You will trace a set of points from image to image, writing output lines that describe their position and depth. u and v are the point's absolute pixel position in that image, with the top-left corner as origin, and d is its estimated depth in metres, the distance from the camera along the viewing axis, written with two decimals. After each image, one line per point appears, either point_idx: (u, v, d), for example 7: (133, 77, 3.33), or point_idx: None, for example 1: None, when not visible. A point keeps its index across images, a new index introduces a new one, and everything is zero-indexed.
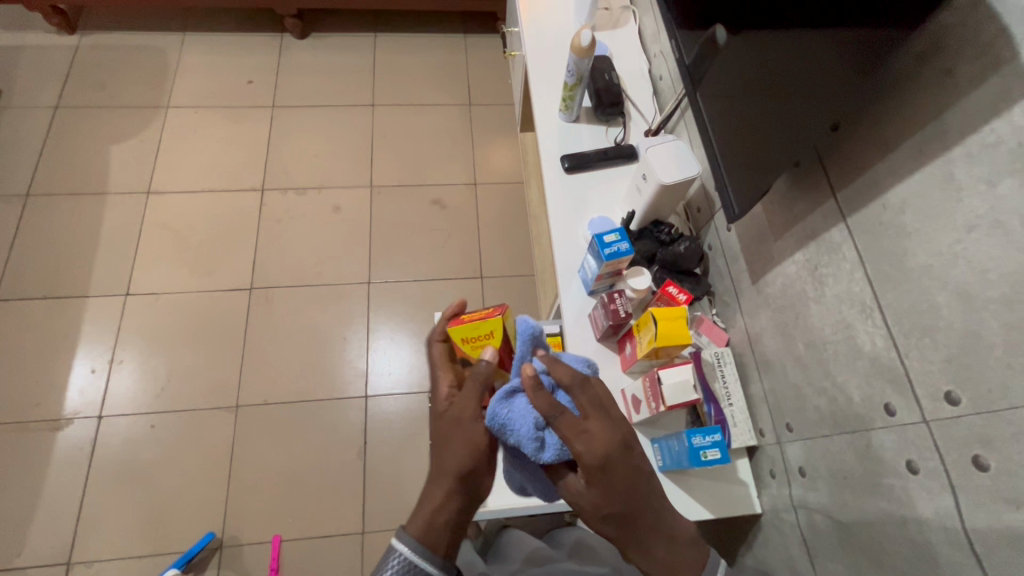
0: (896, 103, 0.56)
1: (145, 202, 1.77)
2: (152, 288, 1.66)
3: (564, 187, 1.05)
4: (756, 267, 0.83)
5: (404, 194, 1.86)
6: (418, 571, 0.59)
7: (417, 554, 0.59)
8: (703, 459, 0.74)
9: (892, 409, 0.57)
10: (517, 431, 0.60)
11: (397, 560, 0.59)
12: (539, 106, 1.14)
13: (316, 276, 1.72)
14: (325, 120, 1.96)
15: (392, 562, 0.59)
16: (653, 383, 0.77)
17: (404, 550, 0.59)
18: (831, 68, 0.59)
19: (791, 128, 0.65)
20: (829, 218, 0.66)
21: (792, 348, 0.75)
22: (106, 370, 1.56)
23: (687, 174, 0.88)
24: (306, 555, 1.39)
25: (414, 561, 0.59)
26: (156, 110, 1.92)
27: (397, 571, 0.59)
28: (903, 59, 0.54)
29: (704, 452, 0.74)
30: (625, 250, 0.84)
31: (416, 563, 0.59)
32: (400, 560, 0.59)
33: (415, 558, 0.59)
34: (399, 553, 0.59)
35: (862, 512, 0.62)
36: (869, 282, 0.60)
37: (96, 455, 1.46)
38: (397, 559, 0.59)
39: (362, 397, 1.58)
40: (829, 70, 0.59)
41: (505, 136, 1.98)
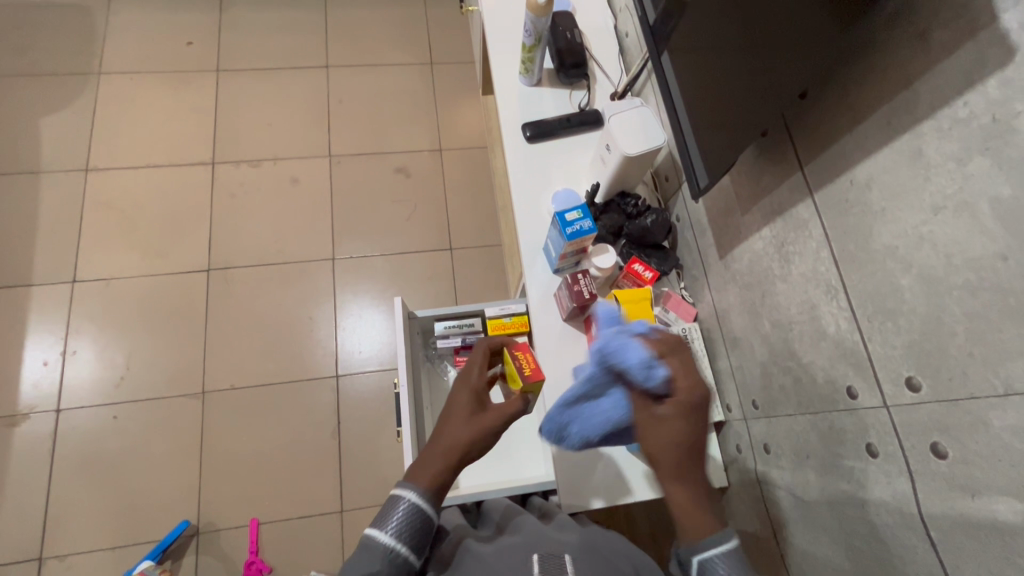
0: (866, 71, 0.51)
1: (85, 180, 1.65)
2: (101, 273, 1.57)
3: (526, 158, 0.99)
4: (724, 241, 0.80)
5: (366, 163, 1.76)
6: (421, 517, 0.59)
7: (418, 504, 0.59)
8: None
9: (854, 392, 0.56)
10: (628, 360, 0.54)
11: (405, 506, 0.58)
12: (497, 68, 1.06)
13: (277, 254, 1.64)
14: (276, 84, 1.83)
15: (400, 506, 0.58)
16: None
17: (410, 497, 0.59)
18: (801, 28, 0.54)
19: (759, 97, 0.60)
20: (796, 192, 0.62)
21: (758, 326, 0.73)
22: (60, 362, 1.49)
23: (653, 143, 0.82)
24: (285, 536, 1.40)
25: (418, 507, 0.59)
26: (88, 78, 1.76)
27: (402, 516, 0.58)
28: (874, 20, 0.50)
29: None
30: (587, 228, 0.80)
31: (422, 509, 0.59)
32: (406, 506, 0.58)
33: (417, 506, 0.58)
34: (406, 499, 0.59)
35: (823, 491, 0.62)
36: (834, 262, 0.58)
37: (59, 448, 1.42)
38: (404, 505, 0.58)
39: (333, 376, 1.55)
40: (799, 31, 0.54)
41: (470, 96, 1.88)
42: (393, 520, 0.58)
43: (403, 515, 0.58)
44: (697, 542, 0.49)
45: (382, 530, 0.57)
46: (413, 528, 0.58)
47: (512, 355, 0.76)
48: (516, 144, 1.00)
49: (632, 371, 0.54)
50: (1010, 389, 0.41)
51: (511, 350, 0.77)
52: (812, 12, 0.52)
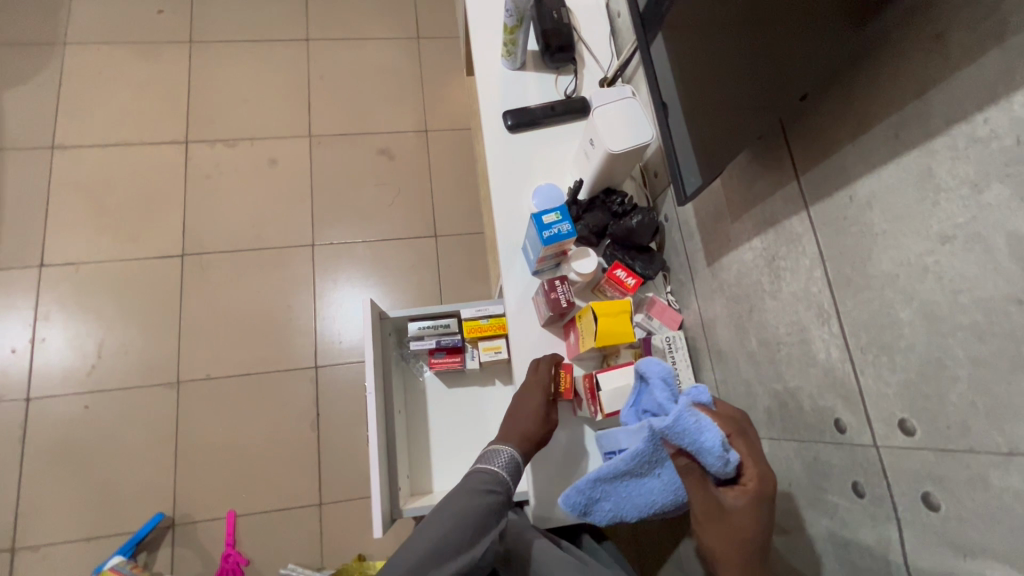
0: (876, 73, 0.45)
1: (51, 158, 1.57)
2: (70, 257, 1.51)
3: (506, 149, 0.92)
4: (713, 248, 0.74)
5: (348, 144, 1.68)
6: (514, 472, 0.66)
7: (513, 465, 0.67)
8: None
9: (842, 426, 0.52)
10: (705, 445, 0.49)
11: (505, 454, 0.67)
12: (478, 50, 0.98)
13: (254, 239, 1.58)
14: (253, 57, 1.73)
15: (501, 454, 0.67)
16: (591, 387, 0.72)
17: (509, 451, 0.67)
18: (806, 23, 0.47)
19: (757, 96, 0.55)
20: (790, 204, 0.57)
21: (745, 342, 0.68)
22: (28, 349, 1.44)
23: (640, 139, 0.76)
24: (263, 528, 1.38)
25: (512, 462, 0.67)
26: (52, 48, 1.66)
27: (505, 465, 0.66)
28: (887, 17, 0.43)
29: None
30: (566, 232, 0.74)
31: (518, 462, 0.67)
32: (504, 457, 0.67)
33: (513, 463, 0.67)
34: (504, 454, 0.67)
35: (805, 524, 0.59)
36: (828, 284, 0.53)
37: (29, 438, 1.38)
38: (503, 458, 0.67)
39: (312, 367, 1.51)
40: (802, 26, 0.48)
41: (458, 74, 1.79)
42: (496, 460, 0.66)
43: (507, 460, 0.66)
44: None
45: (489, 463, 0.66)
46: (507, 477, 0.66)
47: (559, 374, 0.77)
48: (496, 134, 0.93)
49: (708, 457, 0.49)
50: (1014, 449, 0.36)
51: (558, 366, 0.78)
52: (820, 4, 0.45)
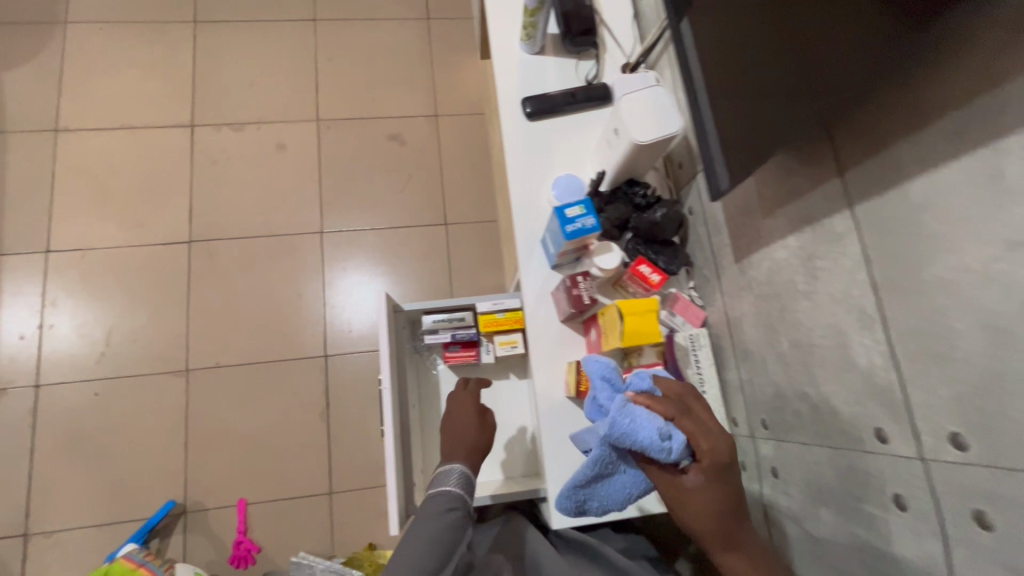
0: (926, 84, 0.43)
1: (55, 142, 1.54)
2: (76, 243, 1.49)
3: (524, 137, 0.89)
4: (741, 244, 0.71)
5: (356, 129, 1.65)
6: (465, 489, 0.72)
7: (459, 486, 0.72)
8: None
9: (883, 435, 0.50)
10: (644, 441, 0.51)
11: (458, 473, 0.73)
12: (496, 32, 0.94)
13: (262, 226, 1.56)
14: (259, 38, 1.68)
15: (454, 476, 0.72)
16: None
17: (458, 469, 0.73)
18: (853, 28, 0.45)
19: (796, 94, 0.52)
20: (831, 202, 0.54)
21: (774, 343, 0.66)
22: (37, 336, 1.43)
23: (669, 130, 0.73)
24: (274, 517, 1.38)
25: (465, 479, 0.73)
26: (54, 27, 1.62)
27: (458, 481, 0.72)
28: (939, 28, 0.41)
29: None
30: (590, 227, 0.72)
31: (470, 475, 0.74)
32: (457, 475, 0.73)
33: (462, 482, 0.72)
34: (455, 472, 0.73)
35: (837, 533, 0.57)
36: (873, 288, 0.50)
37: (40, 425, 1.38)
38: (455, 476, 0.72)
39: (322, 356, 1.49)
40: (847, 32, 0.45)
41: (469, 57, 1.74)
42: (449, 481, 0.72)
43: (459, 477, 0.72)
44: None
45: (445, 484, 0.72)
46: (461, 493, 0.71)
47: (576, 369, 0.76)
48: (515, 122, 0.90)
49: (651, 449, 0.51)
50: None
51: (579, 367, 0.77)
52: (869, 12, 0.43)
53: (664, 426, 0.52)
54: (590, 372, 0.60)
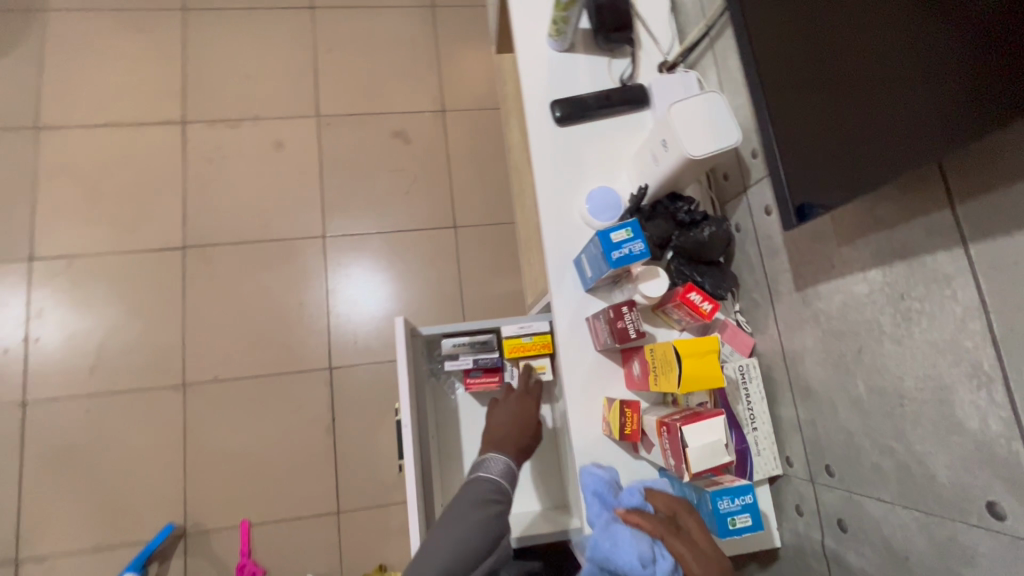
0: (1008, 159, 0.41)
1: (36, 140, 1.44)
2: (62, 249, 1.40)
3: (554, 145, 0.81)
4: (804, 271, 0.64)
5: (359, 126, 1.55)
6: (508, 480, 0.68)
7: (505, 474, 0.68)
8: (731, 527, 0.58)
9: (998, 509, 0.44)
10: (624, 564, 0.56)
11: (502, 462, 0.70)
12: (521, 27, 0.85)
13: (260, 230, 1.47)
14: (253, 27, 1.57)
15: (498, 462, 0.69)
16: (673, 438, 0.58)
17: (505, 456, 0.70)
18: (931, 101, 0.44)
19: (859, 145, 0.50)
20: (935, 236, 0.47)
21: (846, 385, 0.59)
22: (22, 348, 1.34)
23: (725, 142, 0.65)
24: (279, 538, 1.32)
25: (509, 469, 0.69)
26: (31, 15, 1.50)
27: (502, 469, 0.69)
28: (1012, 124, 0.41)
29: (732, 520, 0.58)
30: (637, 252, 0.64)
31: (512, 468, 0.70)
32: (501, 464, 0.69)
33: (509, 468, 0.69)
34: (499, 460, 0.70)
35: None
36: (991, 340, 0.43)
37: (28, 444, 1.30)
38: (498, 463, 0.69)
39: (326, 368, 1.42)
40: (919, 103, 0.45)
41: (477, 48, 1.64)
42: (494, 468, 0.69)
43: (502, 466, 0.69)
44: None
45: (487, 470, 0.68)
46: (504, 483, 0.68)
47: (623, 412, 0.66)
48: (544, 128, 0.82)
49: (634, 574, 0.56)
50: None
51: (622, 405, 0.67)
52: (952, 89, 0.42)
53: (644, 551, 0.56)
54: (584, 486, 0.65)
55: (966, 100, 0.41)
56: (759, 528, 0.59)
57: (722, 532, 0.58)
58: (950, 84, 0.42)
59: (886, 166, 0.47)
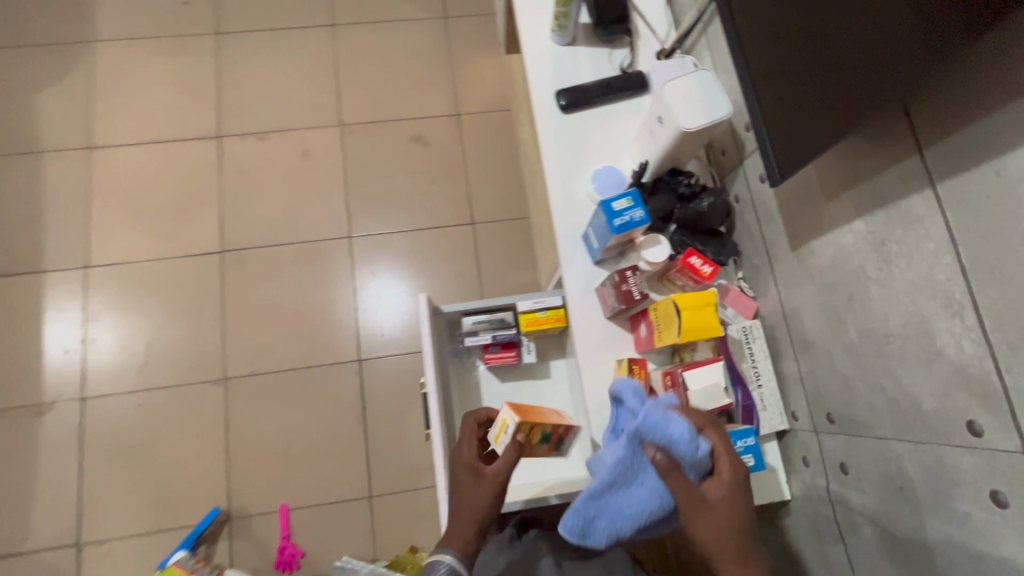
0: (983, 89, 0.43)
1: (87, 158, 1.57)
2: (113, 257, 1.52)
3: (560, 131, 0.87)
4: (798, 231, 0.68)
5: (380, 132, 1.64)
6: None
7: (456, 569, 0.61)
8: None
9: (977, 428, 0.47)
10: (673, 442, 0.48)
11: (444, 570, 0.61)
12: (526, 25, 0.92)
13: (291, 233, 1.57)
14: (279, 46, 1.69)
15: (440, 571, 0.60)
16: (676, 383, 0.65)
17: (449, 559, 0.61)
18: (896, 42, 0.46)
19: (841, 96, 0.52)
20: (908, 182, 0.51)
21: (841, 333, 0.63)
22: (80, 349, 1.46)
23: (716, 116, 0.70)
24: (316, 521, 1.39)
25: (457, 569, 0.61)
26: (81, 46, 1.64)
27: None
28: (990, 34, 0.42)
29: None
30: (638, 219, 0.70)
31: (459, 572, 0.61)
32: (444, 569, 0.61)
33: (457, 566, 0.61)
34: (444, 563, 0.61)
35: (923, 530, 0.54)
36: (961, 271, 0.47)
37: (85, 437, 1.41)
38: (442, 568, 0.61)
39: (356, 361, 1.50)
40: (885, 48, 0.47)
41: (488, 54, 1.72)
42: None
43: (445, 572, 0.60)
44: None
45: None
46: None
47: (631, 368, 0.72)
48: (549, 116, 0.88)
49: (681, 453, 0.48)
50: None
51: (630, 362, 0.73)
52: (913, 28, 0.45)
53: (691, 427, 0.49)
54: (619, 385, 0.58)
55: (951, 29, 0.42)
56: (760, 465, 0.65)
57: None
58: (910, 24, 0.45)
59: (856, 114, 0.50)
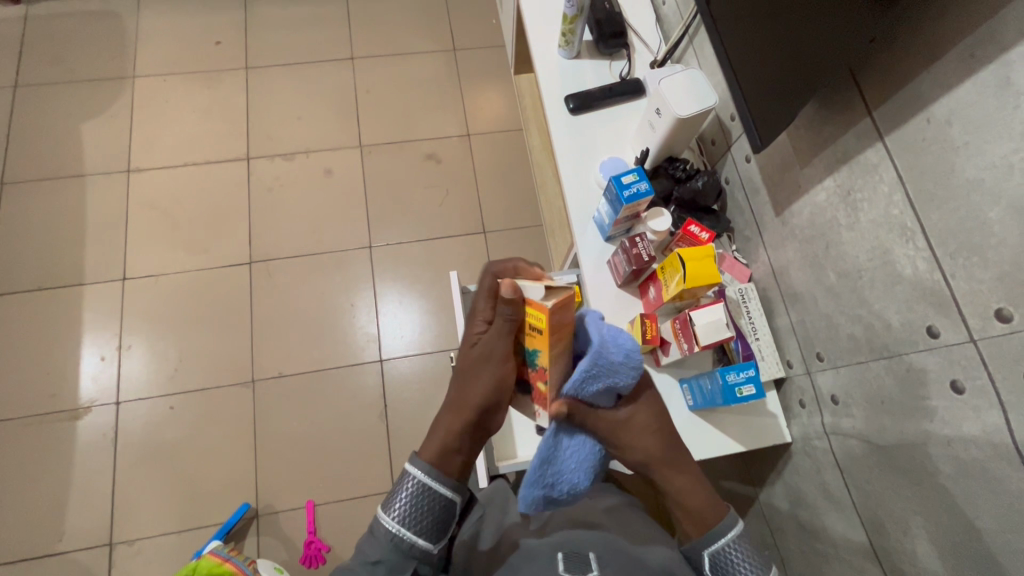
0: (915, 45, 0.55)
1: (127, 181, 1.70)
2: (149, 270, 1.62)
3: (570, 129, 1.00)
4: (780, 198, 0.80)
5: (396, 151, 1.78)
6: (432, 493, 0.59)
7: (431, 477, 0.59)
8: (738, 395, 0.75)
9: (935, 330, 0.57)
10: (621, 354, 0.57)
11: (411, 484, 0.59)
12: (537, 43, 1.07)
13: (315, 245, 1.68)
14: (303, 78, 1.85)
15: (406, 485, 0.59)
16: (685, 324, 0.76)
17: (418, 472, 0.59)
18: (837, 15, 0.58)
19: (803, 65, 0.63)
20: (863, 139, 0.62)
21: (822, 278, 0.73)
22: (116, 356, 1.54)
23: (706, 104, 0.82)
24: (340, 516, 1.43)
25: (426, 484, 0.59)
26: (123, 81, 1.80)
27: (411, 493, 0.59)
28: None
29: (739, 388, 0.75)
30: (644, 190, 0.81)
31: (427, 488, 0.59)
32: (411, 484, 0.59)
33: (428, 480, 0.59)
34: (413, 477, 0.59)
35: (902, 434, 0.63)
36: (909, 203, 0.58)
37: (120, 439, 1.47)
38: (411, 482, 0.59)
39: (377, 361, 1.58)
40: (830, 21, 0.59)
41: (494, 81, 1.89)
42: (398, 501, 0.59)
43: (412, 485, 0.59)
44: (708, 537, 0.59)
45: (386, 513, 0.59)
46: (425, 506, 0.59)
47: (642, 322, 0.80)
48: (560, 117, 1.01)
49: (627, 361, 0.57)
50: None
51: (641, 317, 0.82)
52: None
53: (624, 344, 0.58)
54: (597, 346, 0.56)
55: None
56: (760, 396, 0.76)
57: (733, 397, 0.74)
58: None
59: (818, 76, 0.61)
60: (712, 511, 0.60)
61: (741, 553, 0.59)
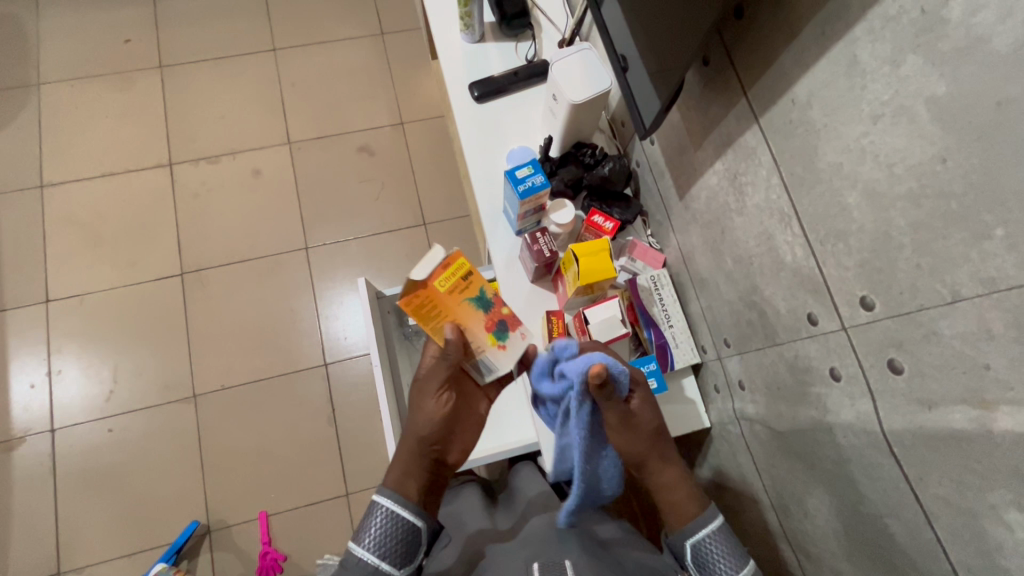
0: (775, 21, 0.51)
1: (41, 197, 1.61)
2: (73, 290, 1.55)
3: (476, 119, 0.95)
4: (682, 182, 0.77)
5: (327, 147, 1.71)
6: (401, 520, 0.60)
7: (395, 502, 0.61)
8: None
9: (814, 318, 0.55)
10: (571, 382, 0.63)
11: (380, 514, 0.60)
12: (439, 30, 1.01)
13: (250, 250, 1.62)
14: (223, 75, 1.76)
15: (376, 515, 0.60)
16: (581, 322, 0.77)
17: (385, 501, 0.61)
18: None
19: (675, 47, 0.60)
20: (743, 121, 0.60)
21: (721, 264, 0.71)
22: (46, 382, 1.48)
23: (601, 87, 0.79)
24: (295, 524, 1.42)
25: (392, 512, 0.60)
26: (27, 90, 1.69)
27: (381, 523, 0.60)
28: None
29: None
30: (540, 183, 0.78)
31: (401, 515, 0.60)
32: (382, 514, 0.60)
33: (394, 507, 0.60)
34: (382, 506, 0.61)
35: (796, 421, 0.62)
36: (784, 188, 0.55)
37: (59, 468, 1.42)
38: (381, 511, 0.60)
39: (322, 365, 1.54)
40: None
41: (425, 64, 1.81)
42: (369, 530, 0.60)
43: (384, 513, 0.60)
44: (686, 527, 0.60)
45: (358, 544, 0.59)
46: (396, 534, 0.60)
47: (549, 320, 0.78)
48: (465, 107, 0.96)
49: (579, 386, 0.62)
50: (957, 296, 0.40)
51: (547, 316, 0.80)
52: None
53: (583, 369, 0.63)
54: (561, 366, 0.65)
55: None
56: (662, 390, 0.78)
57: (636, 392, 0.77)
58: None
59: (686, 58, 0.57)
60: (689, 502, 0.61)
61: (721, 547, 0.58)
